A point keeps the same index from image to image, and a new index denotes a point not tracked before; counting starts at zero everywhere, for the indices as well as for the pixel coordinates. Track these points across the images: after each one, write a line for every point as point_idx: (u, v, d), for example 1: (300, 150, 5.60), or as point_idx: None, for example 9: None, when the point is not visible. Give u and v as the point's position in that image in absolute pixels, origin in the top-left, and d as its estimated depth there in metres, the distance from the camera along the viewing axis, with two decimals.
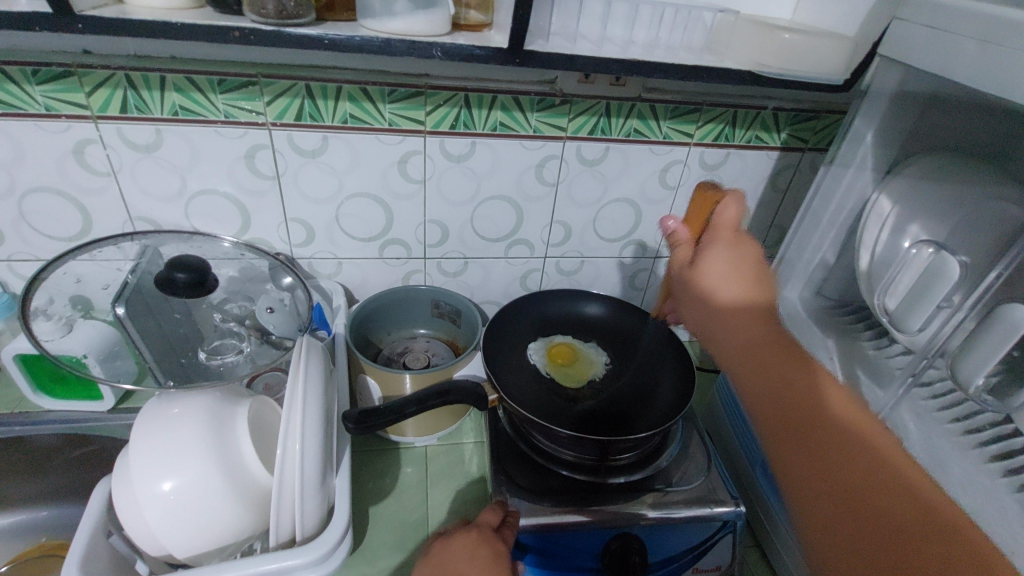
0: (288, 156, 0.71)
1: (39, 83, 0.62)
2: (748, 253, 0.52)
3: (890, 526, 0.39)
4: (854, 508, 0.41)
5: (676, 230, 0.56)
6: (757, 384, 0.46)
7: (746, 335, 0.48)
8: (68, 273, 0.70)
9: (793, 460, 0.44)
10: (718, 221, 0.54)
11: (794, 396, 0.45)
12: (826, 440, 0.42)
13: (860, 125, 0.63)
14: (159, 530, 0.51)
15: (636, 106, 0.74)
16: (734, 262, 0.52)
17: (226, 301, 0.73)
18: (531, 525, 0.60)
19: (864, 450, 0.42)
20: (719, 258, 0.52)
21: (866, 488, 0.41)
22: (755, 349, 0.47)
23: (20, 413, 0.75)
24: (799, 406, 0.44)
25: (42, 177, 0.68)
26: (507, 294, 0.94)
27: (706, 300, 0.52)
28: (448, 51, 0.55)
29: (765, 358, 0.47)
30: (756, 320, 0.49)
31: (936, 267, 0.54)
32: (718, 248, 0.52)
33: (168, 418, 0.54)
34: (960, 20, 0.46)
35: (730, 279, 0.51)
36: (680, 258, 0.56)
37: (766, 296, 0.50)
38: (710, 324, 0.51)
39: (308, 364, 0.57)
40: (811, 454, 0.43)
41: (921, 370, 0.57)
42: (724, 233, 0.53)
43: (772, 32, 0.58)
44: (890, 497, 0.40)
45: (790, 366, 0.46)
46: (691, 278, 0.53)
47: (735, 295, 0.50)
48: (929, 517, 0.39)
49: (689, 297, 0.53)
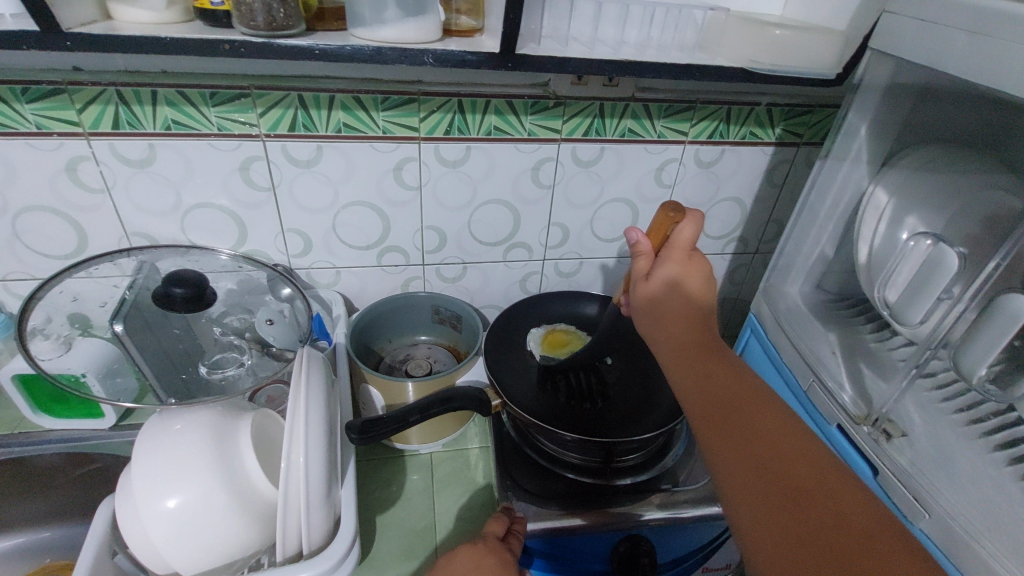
0: (283, 167, 0.71)
1: (30, 102, 0.61)
2: (699, 269, 0.57)
3: (799, 495, 0.41)
4: (763, 471, 0.43)
5: (639, 242, 0.57)
6: (683, 379, 0.52)
7: (678, 337, 0.54)
8: (64, 292, 0.69)
9: (711, 439, 0.47)
10: (674, 241, 0.57)
11: (715, 387, 0.49)
12: (740, 419, 0.46)
13: (853, 118, 0.62)
14: (166, 548, 0.51)
15: (630, 106, 0.74)
16: (683, 280, 0.56)
17: (225, 314, 0.73)
18: (539, 530, 0.60)
19: (778, 430, 0.45)
20: (670, 274, 0.56)
21: (774, 459, 0.43)
22: (686, 350, 0.53)
23: (20, 433, 0.74)
24: (717, 394, 0.49)
25: (36, 196, 0.68)
26: (507, 297, 0.94)
27: (648, 312, 0.57)
28: (440, 58, 0.54)
29: (691, 356, 0.53)
30: (690, 324, 0.55)
31: (936, 258, 0.54)
32: (670, 267, 0.56)
33: (171, 435, 0.53)
34: (951, 12, 0.47)
35: (680, 292, 0.56)
36: (637, 270, 0.59)
37: (706, 301, 0.57)
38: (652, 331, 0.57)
39: (310, 376, 0.57)
40: (728, 431, 0.46)
41: (924, 361, 0.55)
42: (679, 252, 0.57)
43: (762, 29, 0.58)
44: (799, 471, 0.42)
45: (714, 363, 0.52)
46: (646, 291, 0.57)
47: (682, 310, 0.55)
48: (836, 486, 0.41)
49: (639, 308, 0.58)
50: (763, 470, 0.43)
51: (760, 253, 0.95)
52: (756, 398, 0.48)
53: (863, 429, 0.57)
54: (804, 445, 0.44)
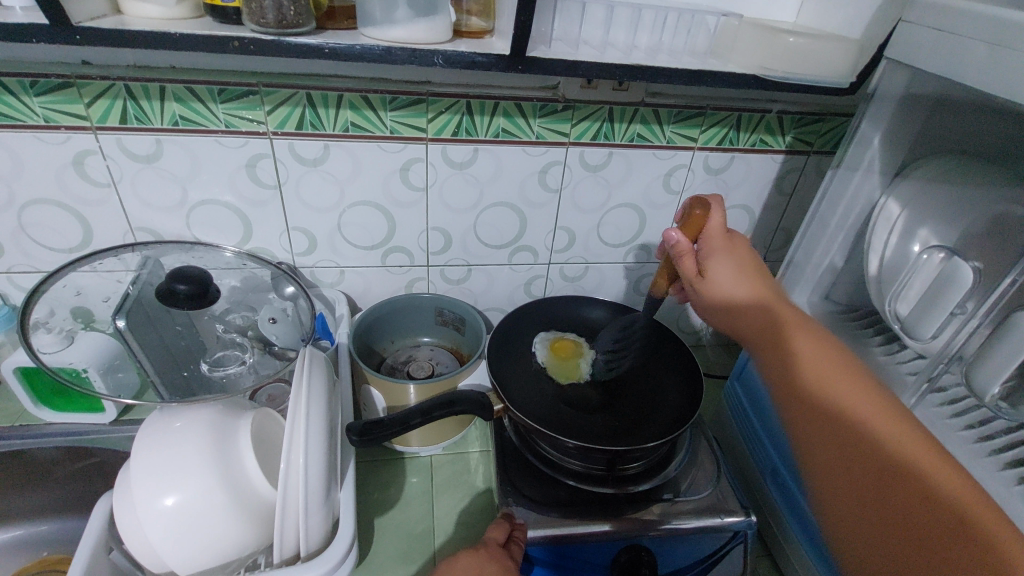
0: (290, 165, 0.71)
1: (38, 95, 0.61)
2: (742, 249, 0.57)
3: (878, 498, 0.43)
4: (841, 464, 0.45)
5: (679, 243, 0.55)
6: (796, 401, 0.49)
7: (758, 321, 0.55)
8: (68, 286, 0.68)
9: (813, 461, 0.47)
10: (708, 231, 0.57)
11: (831, 413, 0.46)
12: (850, 443, 0.45)
13: (866, 129, 0.62)
14: (162, 547, 0.50)
15: (639, 111, 0.73)
16: (738, 264, 0.56)
17: (228, 312, 0.72)
18: (542, 538, 0.60)
19: (865, 446, 0.44)
20: (725, 264, 0.56)
21: (867, 472, 0.44)
22: (832, 385, 0.48)
23: (21, 426, 0.74)
24: (841, 419, 0.46)
25: (43, 189, 0.68)
26: (511, 300, 0.93)
27: (725, 305, 0.56)
28: (450, 59, 0.54)
29: (767, 341, 0.53)
30: (769, 328, 0.54)
31: (949, 273, 0.53)
32: (720, 255, 0.56)
33: (171, 432, 0.53)
34: (968, 22, 0.46)
35: (734, 283, 0.56)
36: (687, 271, 0.57)
37: (766, 289, 0.56)
38: (733, 320, 0.56)
39: (311, 377, 0.56)
40: (818, 438, 0.47)
41: (936, 376, 0.56)
42: (718, 239, 0.57)
43: (775, 35, 0.58)
44: (874, 465, 0.43)
45: (792, 346, 0.51)
46: (705, 289, 0.57)
47: (753, 293, 0.55)
48: (934, 495, 0.41)
49: (712, 307, 0.57)
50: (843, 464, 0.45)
51: (768, 261, 0.94)
52: (868, 424, 0.45)
53: None
54: (883, 447, 0.43)
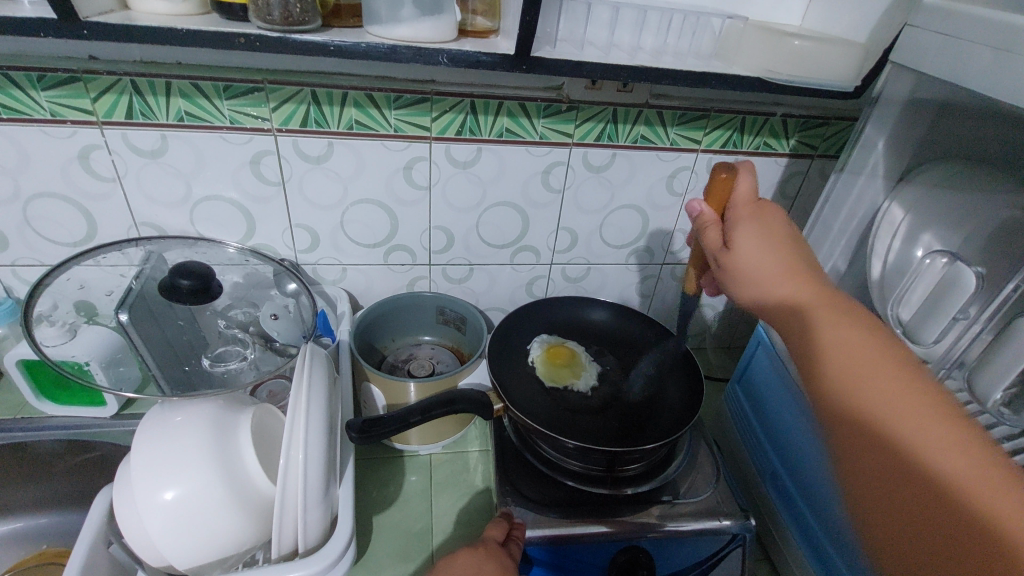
0: (294, 162, 0.71)
1: (45, 89, 0.62)
2: (774, 219, 0.53)
3: (893, 497, 0.38)
4: (853, 458, 0.41)
5: (702, 212, 0.56)
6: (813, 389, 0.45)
7: (781, 298, 0.50)
8: (71, 279, 0.69)
9: (833, 453, 0.43)
10: (735, 199, 0.54)
11: (847, 404, 0.42)
12: (863, 437, 0.41)
13: (871, 133, 0.61)
14: (160, 541, 0.50)
15: (643, 112, 0.73)
16: (767, 233, 0.52)
17: (230, 307, 0.72)
18: (542, 538, 0.60)
19: (881, 439, 0.40)
20: (752, 230, 0.52)
21: (879, 467, 0.39)
22: (847, 373, 0.43)
23: (23, 418, 0.74)
24: (856, 410, 0.42)
25: (48, 182, 0.68)
26: (513, 300, 0.93)
27: (750, 275, 0.51)
28: (454, 58, 0.54)
29: (787, 325, 0.49)
30: (788, 311, 0.49)
31: (952, 277, 0.54)
32: (746, 221, 0.53)
33: (171, 426, 0.53)
34: (973, 27, 0.46)
35: (759, 250, 0.51)
36: (710, 240, 0.55)
37: (798, 263, 0.50)
38: (755, 293, 0.51)
39: (312, 374, 0.57)
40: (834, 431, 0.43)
41: (938, 381, 0.57)
42: (746, 208, 0.54)
43: (781, 38, 0.57)
44: (887, 462, 0.39)
45: (809, 334, 0.47)
46: (728, 255, 0.53)
47: (783, 266, 0.50)
48: (954, 494, 0.36)
49: (737, 279, 0.53)
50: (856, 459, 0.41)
51: None
52: (886, 415, 0.40)
53: None
54: (901, 440, 0.39)
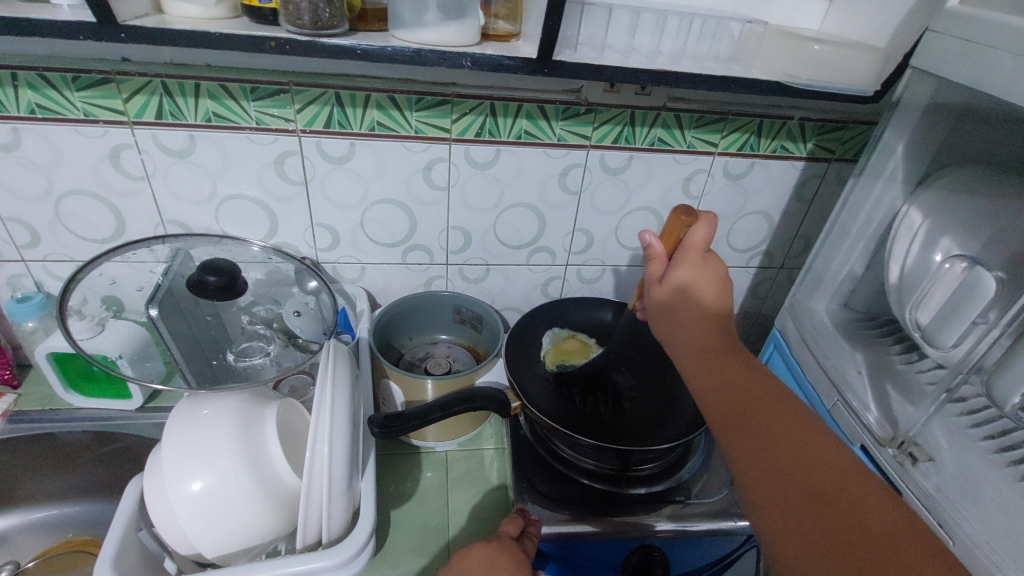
0: (317, 163, 0.73)
1: (79, 90, 0.63)
2: (713, 270, 0.56)
3: (829, 504, 0.41)
4: (784, 469, 0.44)
5: (653, 245, 0.57)
6: (740, 407, 0.49)
7: (698, 338, 0.54)
8: (103, 276, 0.72)
9: (756, 468, 0.45)
10: (688, 241, 0.56)
11: (774, 417, 0.47)
12: (799, 447, 0.45)
13: (890, 137, 0.62)
14: (190, 529, 0.52)
15: (661, 115, 0.74)
16: (699, 284, 0.55)
17: (253, 304, 0.76)
18: (552, 534, 0.61)
19: (819, 451, 0.44)
20: (690, 277, 0.55)
21: (815, 473, 0.43)
22: (777, 401, 0.48)
23: (52, 409, 0.76)
24: (792, 426, 0.46)
25: (80, 180, 0.70)
26: (528, 300, 0.94)
27: (669, 312, 0.56)
28: (478, 61, 0.55)
29: (708, 356, 0.53)
30: (712, 347, 0.54)
31: (971, 282, 0.53)
32: (687, 268, 0.55)
33: (199, 419, 0.55)
34: (996, 33, 0.46)
35: (692, 296, 0.55)
36: (653, 273, 0.58)
37: (720, 306, 0.56)
38: (669, 327, 0.56)
39: (337, 369, 0.58)
40: (752, 440, 0.47)
41: (956, 385, 0.54)
42: (694, 254, 0.56)
43: (801, 43, 0.58)
44: (820, 473, 0.43)
45: (735, 368, 0.52)
46: (663, 293, 0.56)
47: (702, 313, 0.54)
48: (872, 494, 0.41)
49: (659, 311, 0.57)
50: (784, 468, 0.44)
51: (785, 268, 0.95)
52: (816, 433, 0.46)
53: (888, 451, 0.56)
54: (830, 450, 0.44)
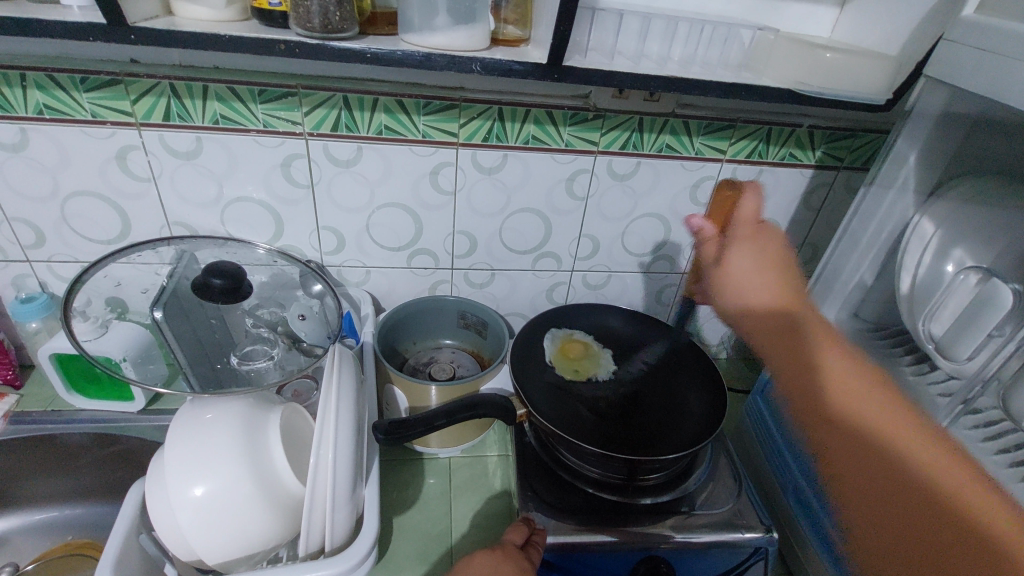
0: (324, 166, 0.72)
1: (87, 91, 0.63)
2: (768, 247, 0.64)
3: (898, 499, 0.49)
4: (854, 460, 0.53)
5: (706, 227, 0.68)
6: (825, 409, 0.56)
7: (760, 315, 0.62)
8: (108, 277, 0.71)
9: (824, 451, 0.55)
10: (739, 216, 0.66)
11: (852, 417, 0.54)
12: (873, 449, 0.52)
13: (902, 146, 0.60)
14: (191, 535, 0.51)
15: (669, 121, 0.73)
16: (759, 263, 0.63)
17: (258, 306, 0.74)
18: (554, 544, 0.59)
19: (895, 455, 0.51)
20: (746, 256, 0.63)
21: (875, 469, 0.51)
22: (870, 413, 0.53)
23: (53, 411, 0.76)
24: (873, 429, 0.53)
25: (87, 181, 0.70)
26: (533, 306, 0.94)
27: (734, 287, 0.64)
28: (487, 66, 0.55)
29: (772, 332, 0.61)
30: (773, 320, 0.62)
31: (988, 295, 0.55)
32: (742, 246, 0.64)
33: (201, 424, 0.54)
34: (1014, 43, 0.45)
35: (749, 273, 0.63)
36: (712, 251, 0.67)
37: (779, 282, 0.63)
38: (738, 300, 0.64)
39: (341, 375, 0.57)
40: (832, 434, 0.54)
41: (972, 397, 0.56)
42: (747, 229, 0.65)
43: (812, 51, 0.58)
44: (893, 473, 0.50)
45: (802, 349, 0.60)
46: (722, 272, 0.65)
47: (764, 290, 0.62)
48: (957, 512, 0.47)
49: (722, 287, 0.65)
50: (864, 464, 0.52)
51: None
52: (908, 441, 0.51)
53: None
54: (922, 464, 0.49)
